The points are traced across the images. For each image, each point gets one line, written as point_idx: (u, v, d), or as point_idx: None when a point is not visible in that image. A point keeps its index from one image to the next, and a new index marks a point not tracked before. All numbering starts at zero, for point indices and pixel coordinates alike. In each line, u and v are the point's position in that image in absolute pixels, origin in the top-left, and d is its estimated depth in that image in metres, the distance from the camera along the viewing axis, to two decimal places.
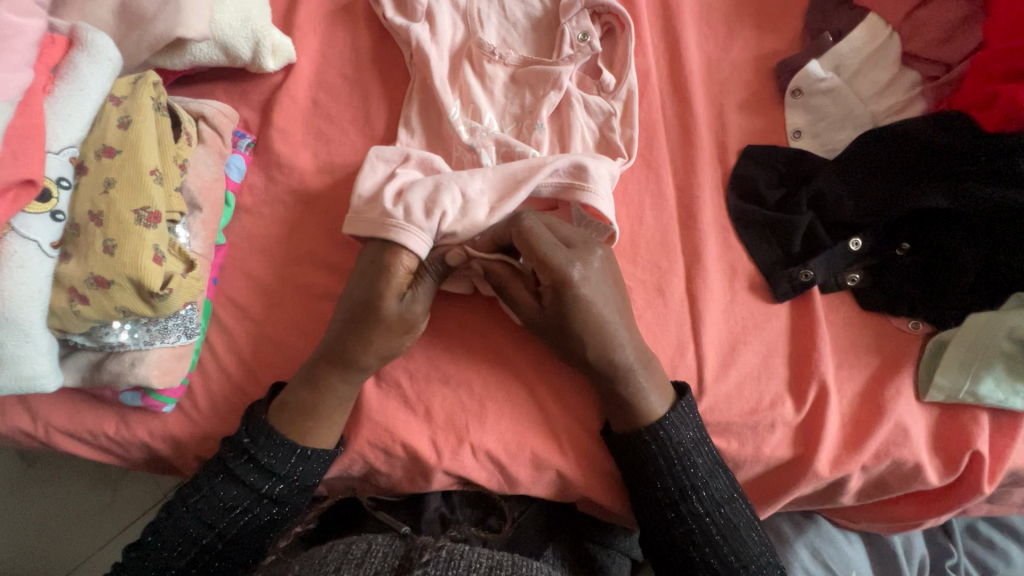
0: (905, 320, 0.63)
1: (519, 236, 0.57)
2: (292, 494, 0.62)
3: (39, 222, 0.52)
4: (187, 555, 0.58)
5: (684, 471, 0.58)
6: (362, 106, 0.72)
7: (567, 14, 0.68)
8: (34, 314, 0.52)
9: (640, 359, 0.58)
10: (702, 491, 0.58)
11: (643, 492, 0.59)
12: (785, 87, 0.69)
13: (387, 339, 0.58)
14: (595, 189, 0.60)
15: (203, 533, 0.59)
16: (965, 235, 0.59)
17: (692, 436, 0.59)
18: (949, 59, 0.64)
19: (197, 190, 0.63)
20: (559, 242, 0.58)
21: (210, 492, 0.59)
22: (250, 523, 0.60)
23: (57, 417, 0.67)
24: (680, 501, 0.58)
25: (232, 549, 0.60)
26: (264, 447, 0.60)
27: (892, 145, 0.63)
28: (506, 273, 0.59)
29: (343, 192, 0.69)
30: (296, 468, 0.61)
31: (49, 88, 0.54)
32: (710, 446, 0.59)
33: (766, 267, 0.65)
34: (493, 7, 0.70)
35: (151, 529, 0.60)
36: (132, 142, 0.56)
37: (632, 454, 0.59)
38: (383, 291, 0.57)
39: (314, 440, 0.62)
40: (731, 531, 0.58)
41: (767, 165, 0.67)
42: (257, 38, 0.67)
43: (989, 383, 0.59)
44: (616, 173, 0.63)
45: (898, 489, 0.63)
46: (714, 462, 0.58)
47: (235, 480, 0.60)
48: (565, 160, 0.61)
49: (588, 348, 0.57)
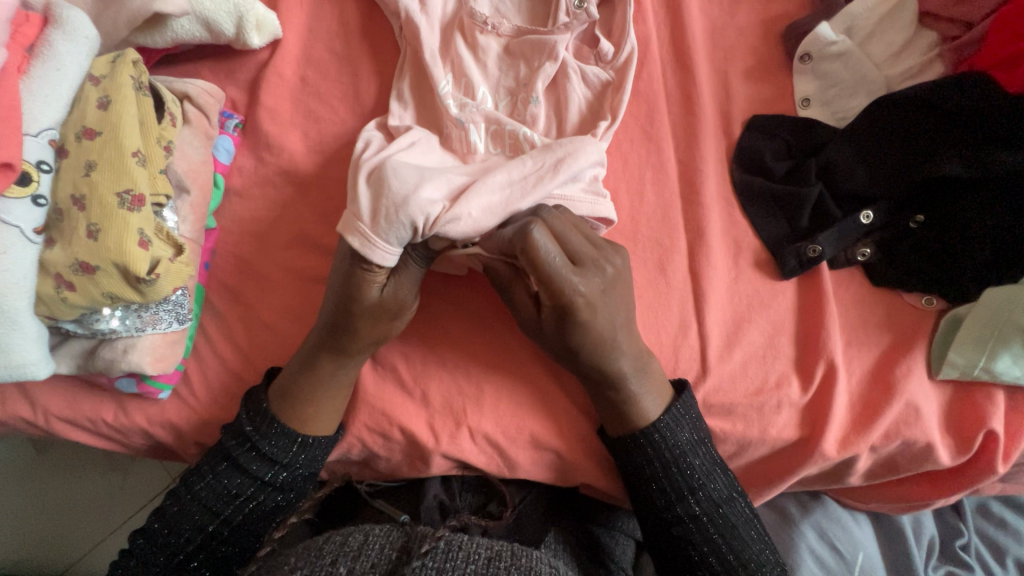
0: (918, 296, 0.61)
1: (527, 255, 0.50)
2: (296, 481, 0.62)
3: (21, 207, 0.51)
4: (191, 543, 0.58)
5: (683, 473, 0.56)
6: (352, 82, 0.69)
7: None
8: (20, 302, 0.51)
9: (637, 367, 0.56)
10: (699, 492, 0.57)
11: (639, 490, 0.58)
12: (794, 52, 0.66)
13: (374, 325, 0.57)
14: (572, 197, 0.58)
15: (208, 520, 0.58)
16: (980, 203, 0.56)
17: (693, 433, 0.57)
18: (969, 17, 0.59)
19: (184, 173, 0.61)
20: (566, 258, 0.52)
21: (214, 480, 0.59)
22: (254, 511, 0.60)
23: (57, 405, 0.67)
24: (677, 502, 0.57)
25: (237, 537, 0.60)
26: (267, 435, 0.59)
27: (902, 110, 0.60)
28: (507, 274, 0.55)
29: (334, 174, 0.68)
30: (298, 456, 0.61)
31: (24, 68, 0.52)
32: (708, 448, 0.58)
33: (772, 242, 0.62)
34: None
35: (157, 514, 0.60)
36: (112, 123, 0.54)
37: (628, 448, 0.57)
38: (362, 284, 0.55)
39: (316, 427, 0.61)
40: (729, 531, 0.56)
41: (774, 136, 0.64)
42: (240, 13, 0.64)
43: (1005, 360, 0.56)
44: (603, 155, 0.59)
45: (907, 469, 0.61)
46: (712, 463, 0.57)
47: (239, 468, 0.59)
48: (564, 176, 0.56)
49: (584, 353, 0.54)
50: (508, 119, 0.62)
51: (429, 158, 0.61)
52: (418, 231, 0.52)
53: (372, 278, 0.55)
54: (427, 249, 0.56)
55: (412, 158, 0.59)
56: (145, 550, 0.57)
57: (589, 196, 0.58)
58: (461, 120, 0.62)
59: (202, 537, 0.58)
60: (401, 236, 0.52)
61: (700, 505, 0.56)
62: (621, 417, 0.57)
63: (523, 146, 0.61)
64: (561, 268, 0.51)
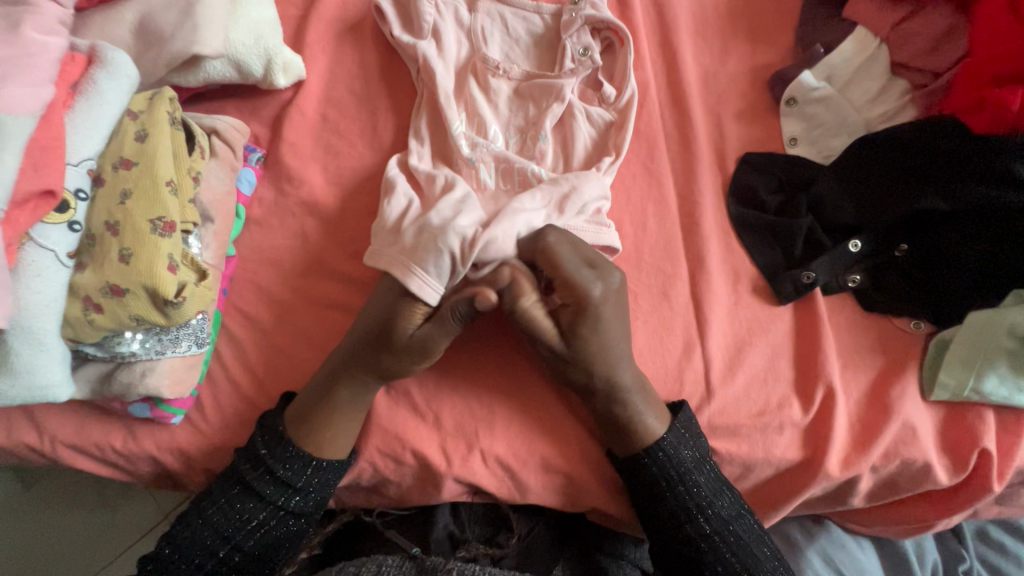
0: (907, 321, 0.64)
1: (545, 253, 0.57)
2: (308, 507, 0.61)
3: (57, 232, 0.53)
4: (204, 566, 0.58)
5: (688, 491, 0.58)
6: (370, 121, 0.73)
7: (568, 30, 0.71)
8: (48, 322, 0.52)
9: (638, 384, 0.58)
10: (707, 510, 0.58)
11: (651, 511, 0.59)
12: (780, 97, 0.71)
13: (402, 364, 0.59)
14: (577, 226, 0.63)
15: (222, 543, 0.59)
16: (962, 235, 0.60)
17: (696, 455, 0.59)
18: (937, 67, 0.65)
19: (210, 204, 0.64)
20: (581, 261, 0.58)
21: (225, 504, 0.59)
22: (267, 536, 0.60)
23: (64, 432, 0.66)
24: (687, 522, 0.58)
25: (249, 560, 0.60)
26: (281, 458, 0.60)
27: (888, 148, 0.63)
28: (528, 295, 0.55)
29: (352, 205, 0.71)
30: (312, 480, 0.61)
31: (69, 103, 0.56)
32: (710, 464, 0.59)
33: (768, 269, 0.66)
34: (497, 25, 0.73)
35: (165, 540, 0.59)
36: (148, 155, 0.57)
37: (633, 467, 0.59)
38: (401, 321, 0.57)
39: (329, 451, 0.62)
40: (740, 546, 0.57)
41: (767, 172, 0.69)
42: (268, 56, 0.68)
43: (992, 380, 0.59)
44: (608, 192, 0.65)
45: (908, 489, 0.63)
46: (717, 480, 0.59)
47: (251, 492, 0.60)
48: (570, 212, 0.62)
49: (597, 363, 0.57)
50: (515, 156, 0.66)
51: None
52: (457, 260, 0.58)
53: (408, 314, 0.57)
54: (466, 294, 0.59)
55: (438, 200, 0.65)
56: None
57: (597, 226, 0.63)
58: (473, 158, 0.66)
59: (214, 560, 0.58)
60: (439, 264, 0.57)
61: (707, 521, 0.58)
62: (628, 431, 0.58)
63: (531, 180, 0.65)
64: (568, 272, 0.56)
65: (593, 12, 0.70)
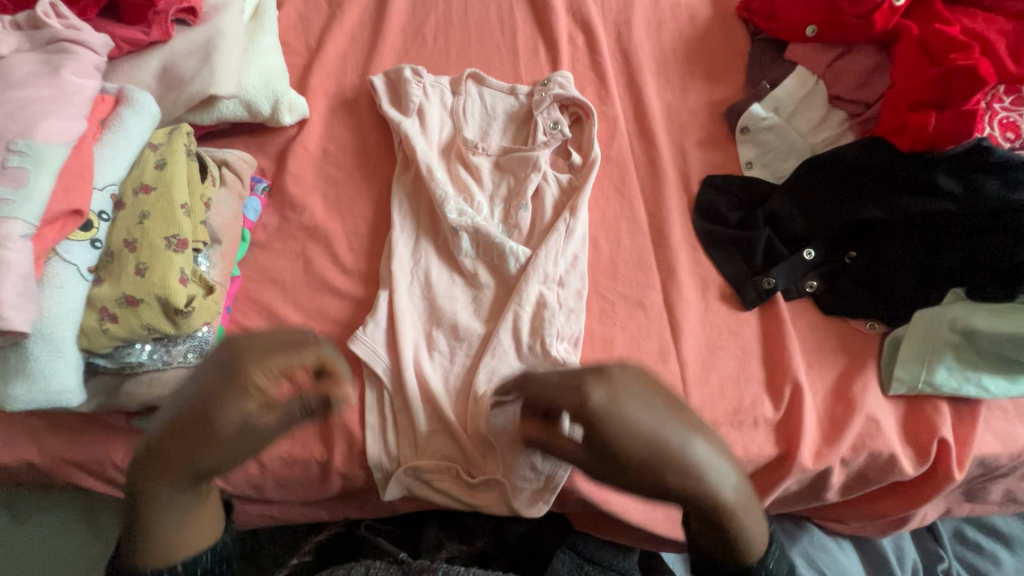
0: (863, 323, 0.70)
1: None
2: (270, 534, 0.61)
3: (81, 249, 0.58)
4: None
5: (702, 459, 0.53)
6: (367, 154, 0.81)
7: (538, 107, 0.78)
8: (67, 331, 0.56)
9: (603, 455, 0.53)
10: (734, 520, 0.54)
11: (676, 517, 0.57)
12: (734, 126, 0.80)
13: (223, 454, 0.54)
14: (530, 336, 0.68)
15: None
16: (900, 242, 0.66)
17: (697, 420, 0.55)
18: (867, 98, 0.74)
19: (219, 227, 0.70)
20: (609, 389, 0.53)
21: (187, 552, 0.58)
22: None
23: (69, 446, 0.69)
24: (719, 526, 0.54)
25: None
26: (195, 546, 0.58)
27: (829, 168, 0.70)
28: (544, 434, 0.56)
29: (349, 228, 0.77)
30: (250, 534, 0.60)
31: (97, 137, 0.62)
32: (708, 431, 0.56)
33: (733, 278, 0.72)
34: (476, 104, 0.80)
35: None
36: (166, 181, 0.63)
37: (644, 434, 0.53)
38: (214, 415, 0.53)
39: (165, 557, 0.56)
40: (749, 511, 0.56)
41: (727, 192, 0.76)
42: (276, 97, 0.76)
43: (942, 373, 0.64)
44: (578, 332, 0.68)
45: (877, 481, 0.67)
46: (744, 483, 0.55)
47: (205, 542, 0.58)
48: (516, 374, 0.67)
49: (614, 451, 0.52)
50: (488, 226, 0.72)
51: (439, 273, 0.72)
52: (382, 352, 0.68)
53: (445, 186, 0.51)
54: (303, 409, 0.56)
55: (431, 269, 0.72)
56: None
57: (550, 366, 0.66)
58: (451, 230, 0.72)
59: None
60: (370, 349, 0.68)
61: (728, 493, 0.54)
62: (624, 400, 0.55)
63: (507, 260, 0.71)
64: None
65: (560, 92, 0.78)
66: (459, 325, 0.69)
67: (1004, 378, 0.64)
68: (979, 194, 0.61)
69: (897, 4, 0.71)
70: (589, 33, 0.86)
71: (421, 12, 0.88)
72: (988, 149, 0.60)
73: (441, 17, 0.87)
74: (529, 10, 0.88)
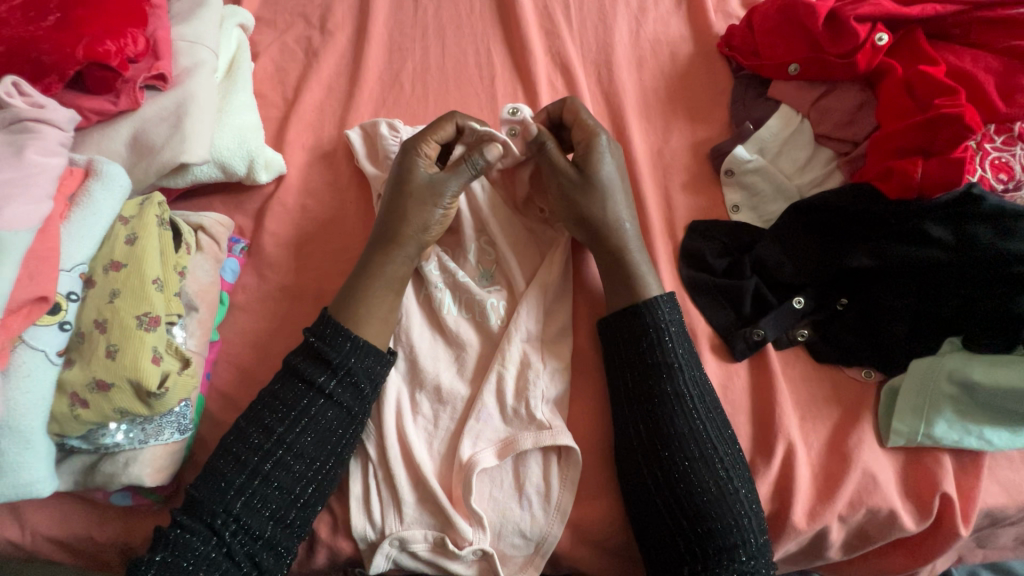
0: (858, 370, 0.68)
1: (584, 138, 0.71)
2: (263, 552, 0.59)
3: (48, 333, 0.57)
4: (215, 537, 0.58)
5: (693, 439, 0.61)
6: (346, 208, 0.79)
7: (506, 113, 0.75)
8: (35, 420, 0.55)
9: (596, 227, 0.69)
10: (729, 520, 0.59)
11: (657, 519, 0.60)
12: (718, 168, 0.78)
13: None
14: (534, 394, 0.66)
15: (241, 482, 0.59)
16: (892, 290, 0.65)
17: (698, 389, 0.64)
18: (855, 136, 0.73)
19: (195, 294, 0.68)
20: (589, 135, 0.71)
21: (168, 563, 0.55)
22: (288, 483, 0.60)
23: (38, 523, 0.66)
24: (704, 528, 0.59)
25: (231, 539, 0.58)
26: (183, 550, 0.56)
27: (813, 213, 0.70)
28: (582, 153, 0.71)
29: (328, 286, 0.75)
30: (246, 544, 0.58)
31: (65, 214, 0.61)
32: (713, 402, 0.64)
33: (722, 328, 0.70)
34: None
35: (176, 523, 0.58)
36: (137, 256, 0.62)
37: (644, 399, 0.63)
38: None
39: None
40: (730, 495, 0.59)
41: (711, 238, 0.74)
42: (251, 157, 0.75)
43: (942, 425, 0.62)
44: (548, 394, 0.66)
45: (880, 538, 0.64)
46: (730, 487, 0.60)
47: (186, 557, 0.56)
48: (503, 450, 0.65)
49: (604, 211, 0.69)
50: (471, 282, 0.72)
51: (427, 337, 0.71)
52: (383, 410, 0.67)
53: (429, 240, 0.70)
54: None
55: (417, 329, 0.70)
56: (157, 568, 0.55)
57: (533, 440, 0.64)
58: (434, 285, 0.72)
59: (226, 531, 0.58)
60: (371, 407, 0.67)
61: (714, 479, 0.60)
62: (639, 365, 0.64)
63: (489, 315, 0.70)
64: (611, 258, 0.68)
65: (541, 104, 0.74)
66: (442, 388, 0.68)
67: (1006, 429, 0.62)
68: (970, 243, 0.61)
69: (879, 43, 0.71)
70: (568, 74, 0.85)
71: (397, 60, 0.87)
72: (980, 197, 0.60)
73: (418, 65, 0.87)
74: (507, 54, 0.87)
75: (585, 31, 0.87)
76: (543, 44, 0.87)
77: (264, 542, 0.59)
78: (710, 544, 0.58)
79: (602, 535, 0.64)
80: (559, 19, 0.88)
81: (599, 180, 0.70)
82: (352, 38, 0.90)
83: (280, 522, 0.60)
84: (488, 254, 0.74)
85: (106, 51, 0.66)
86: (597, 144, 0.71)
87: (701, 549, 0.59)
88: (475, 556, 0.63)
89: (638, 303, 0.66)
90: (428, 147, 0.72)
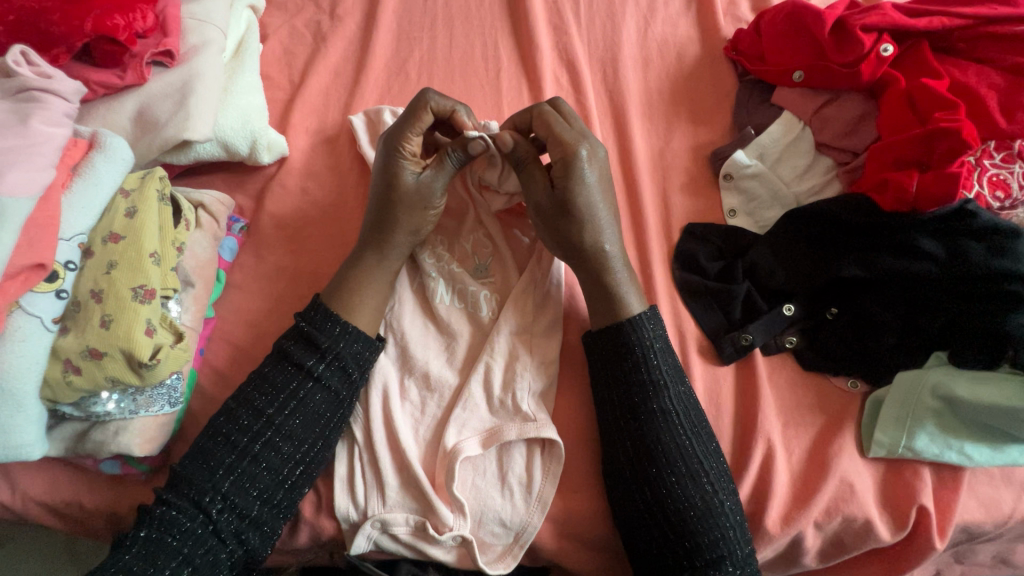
0: (844, 380, 0.68)
1: (562, 156, 0.67)
2: (245, 529, 0.60)
3: (45, 300, 0.58)
4: (201, 514, 0.58)
5: (678, 454, 0.61)
6: (346, 193, 0.80)
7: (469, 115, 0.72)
8: (28, 385, 0.56)
9: (574, 249, 0.67)
10: (715, 535, 0.59)
11: (643, 532, 0.61)
12: (718, 172, 0.78)
13: None
14: (523, 386, 0.67)
15: (231, 462, 0.60)
16: (880, 302, 0.66)
17: (682, 404, 0.64)
18: (855, 147, 0.73)
19: (192, 270, 0.69)
20: (558, 138, 0.68)
21: (157, 536, 0.56)
22: (277, 464, 0.61)
23: (33, 486, 0.67)
24: (691, 544, 0.59)
25: (222, 519, 0.59)
26: (168, 527, 0.57)
27: (812, 224, 0.70)
28: (563, 164, 0.67)
29: (323, 269, 0.76)
30: (235, 524, 0.59)
31: (66, 184, 0.62)
32: (697, 417, 0.64)
33: (711, 331, 0.70)
34: None
35: (161, 500, 0.59)
36: (136, 229, 0.62)
37: (631, 416, 0.63)
38: None
39: None
40: (715, 508, 0.60)
41: (707, 241, 0.74)
42: (254, 137, 0.76)
43: (923, 438, 0.63)
44: (536, 387, 0.67)
45: (855, 548, 0.64)
46: (715, 501, 0.60)
47: (168, 532, 0.57)
48: (488, 443, 0.65)
49: (582, 231, 0.66)
50: (464, 273, 0.73)
51: (417, 325, 0.71)
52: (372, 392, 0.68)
53: (418, 235, 0.71)
54: None
55: (408, 316, 0.71)
56: (142, 544, 0.56)
57: (519, 437, 0.65)
58: (428, 274, 0.73)
59: (213, 510, 0.58)
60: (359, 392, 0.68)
61: (700, 493, 0.60)
62: (625, 382, 0.64)
63: (480, 306, 0.72)
64: (591, 268, 0.67)
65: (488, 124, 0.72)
66: (430, 375, 0.68)
67: (988, 445, 0.63)
68: (960, 259, 0.62)
69: (884, 54, 0.71)
70: (573, 71, 0.85)
71: (405, 48, 0.88)
72: (974, 213, 0.62)
73: (425, 53, 0.87)
74: (514, 46, 0.87)
75: (593, 27, 0.88)
76: (550, 39, 0.87)
77: (250, 521, 0.60)
78: (698, 559, 0.59)
79: (587, 531, 0.65)
80: (568, 15, 0.88)
81: (580, 199, 0.66)
82: (361, 24, 0.91)
83: (267, 502, 0.61)
84: (484, 245, 0.75)
85: (115, 25, 0.67)
86: (576, 162, 0.67)
87: (690, 562, 0.59)
88: (454, 542, 0.63)
89: (619, 321, 0.65)
90: (410, 143, 0.70)
